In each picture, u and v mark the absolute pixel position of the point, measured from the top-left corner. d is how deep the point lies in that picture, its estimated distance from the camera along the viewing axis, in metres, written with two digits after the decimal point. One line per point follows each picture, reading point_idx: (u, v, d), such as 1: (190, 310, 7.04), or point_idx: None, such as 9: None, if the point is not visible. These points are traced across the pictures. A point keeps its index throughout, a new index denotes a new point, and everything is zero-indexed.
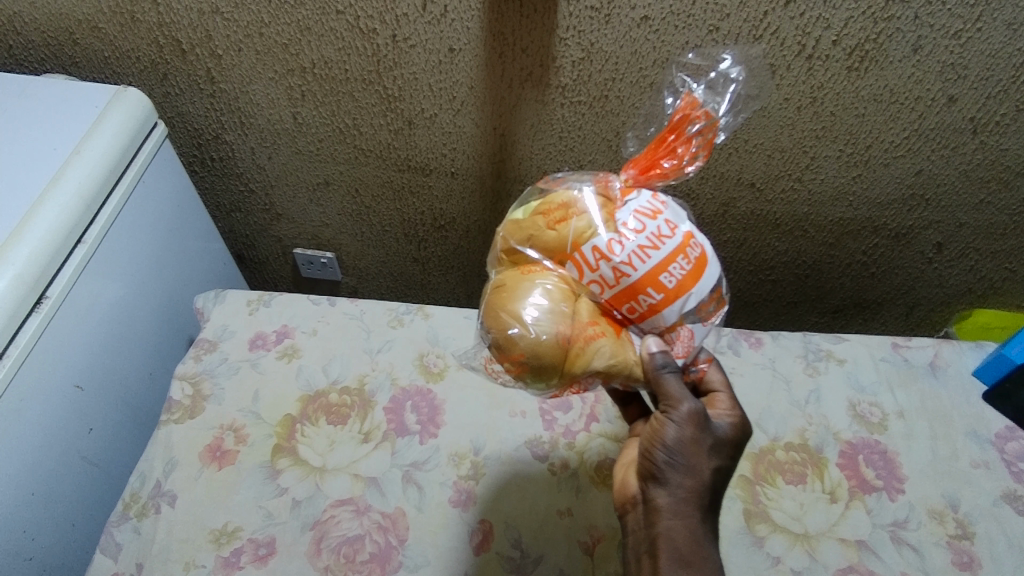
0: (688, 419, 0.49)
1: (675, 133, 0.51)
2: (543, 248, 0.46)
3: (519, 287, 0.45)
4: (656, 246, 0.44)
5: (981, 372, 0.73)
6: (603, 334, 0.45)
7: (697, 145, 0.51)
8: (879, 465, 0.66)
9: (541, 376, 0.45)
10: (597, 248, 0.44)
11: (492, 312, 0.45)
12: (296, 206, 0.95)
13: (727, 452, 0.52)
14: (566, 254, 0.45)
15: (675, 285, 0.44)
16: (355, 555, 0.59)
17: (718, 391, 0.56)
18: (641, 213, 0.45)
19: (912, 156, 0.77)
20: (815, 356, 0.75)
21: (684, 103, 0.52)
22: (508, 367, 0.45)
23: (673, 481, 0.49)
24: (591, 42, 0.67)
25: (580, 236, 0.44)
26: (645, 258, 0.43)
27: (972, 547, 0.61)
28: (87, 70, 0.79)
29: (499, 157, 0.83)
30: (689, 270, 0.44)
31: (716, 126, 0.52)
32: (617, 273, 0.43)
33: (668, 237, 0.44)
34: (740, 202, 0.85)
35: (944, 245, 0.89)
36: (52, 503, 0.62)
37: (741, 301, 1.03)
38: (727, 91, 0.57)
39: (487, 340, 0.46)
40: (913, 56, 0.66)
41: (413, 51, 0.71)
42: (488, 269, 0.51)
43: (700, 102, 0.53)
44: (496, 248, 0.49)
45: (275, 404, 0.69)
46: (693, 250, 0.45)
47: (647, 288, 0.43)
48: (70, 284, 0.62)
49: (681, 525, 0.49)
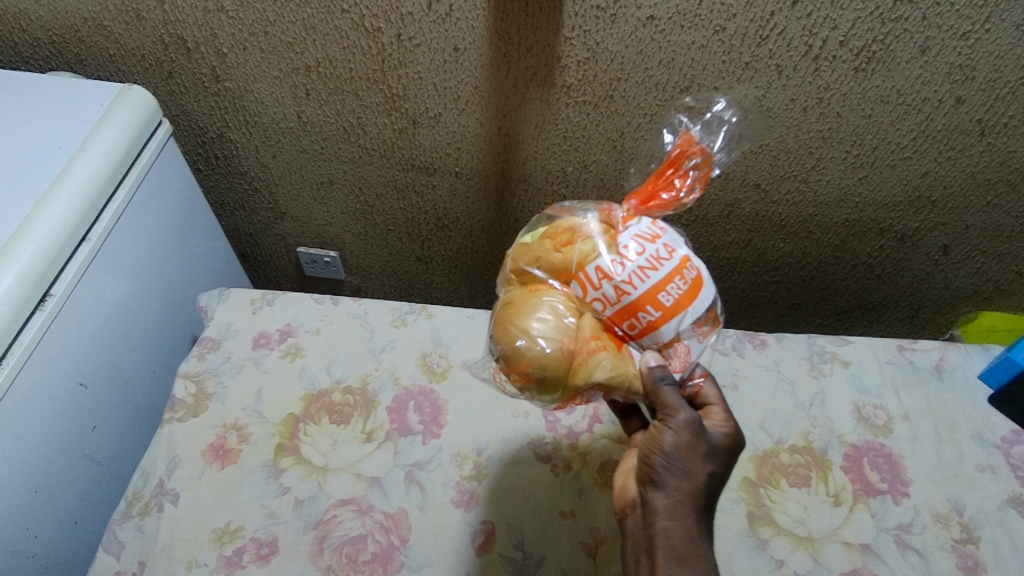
0: (684, 427, 0.49)
1: (674, 167, 0.52)
2: (549, 268, 0.46)
3: (526, 304, 0.45)
4: (655, 267, 0.44)
5: (987, 376, 0.73)
6: (605, 347, 0.44)
7: (693, 179, 0.52)
8: (884, 468, 0.66)
9: (545, 388, 0.45)
10: (600, 268, 0.44)
11: (500, 326, 0.45)
12: (300, 205, 0.95)
13: (722, 458, 0.52)
14: (571, 273, 0.45)
15: (673, 303, 0.44)
16: (357, 555, 0.59)
17: (713, 403, 0.56)
18: (641, 237, 0.45)
19: (919, 158, 0.77)
20: (820, 357, 0.75)
21: (682, 139, 0.53)
22: (514, 378, 0.46)
23: (669, 483, 0.49)
24: (597, 42, 0.67)
25: (584, 257, 0.44)
26: (644, 278, 0.43)
27: (977, 551, 0.61)
28: (92, 68, 0.79)
29: (503, 157, 0.82)
30: (687, 290, 0.44)
31: (711, 163, 0.54)
32: (618, 292, 0.43)
33: (667, 258, 0.44)
34: (745, 203, 0.85)
35: (950, 247, 0.88)
36: (55, 501, 0.63)
37: (746, 302, 1.03)
38: (721, 130, 0.59)
39: (495, 352, 0.47)
40: (921, 57, 0.66)
41: (418, 50, 0.70)
42: (497, 290, 0.51)
43: (696, 140, 0.55)
44: (504, 269, 0.50)
45: (278, 403, 0.68)
46: (690, 271, 0.45)
47: (646, 306, 0.43)
48: (75, 281, 0.62)
49: (679, 527, 0.48)
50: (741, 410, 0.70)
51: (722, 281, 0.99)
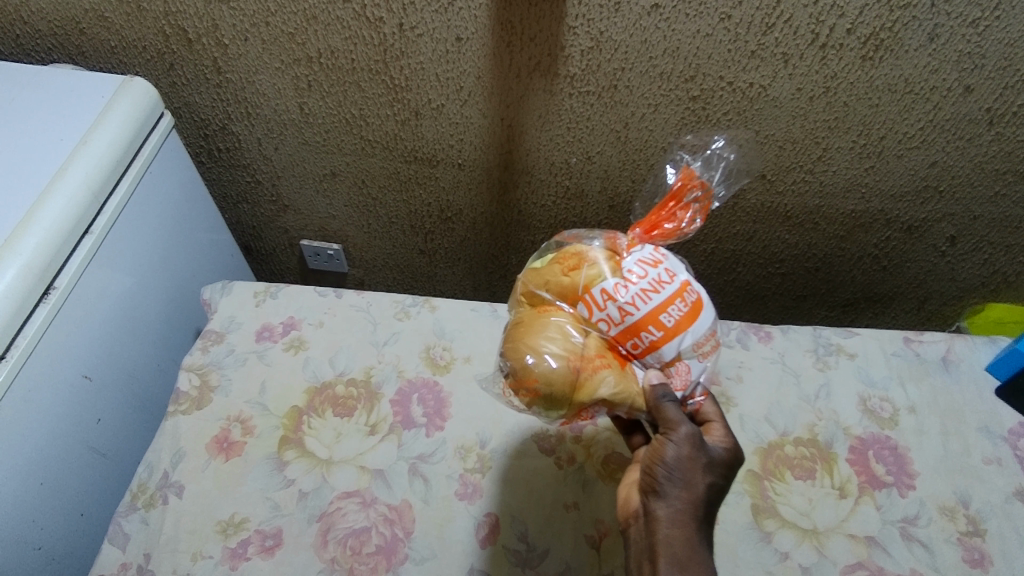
0: (685, 439, 0.49)
1: (676, 200, 0.56)
2: (558, 290, 0.50)
3: (535, 324, 0.49)
4: (657, 290, 0.48)
5: (994, 367, 0.72)
6: (609, 365, 0.48)
7: (695, 210, 0.57)
8: (889, 460, 0.66)
9: (552, 404, 0.48)
10: (605, 290, 0.48)
11: (511, 345, 0.49)
12: (303, 197, 0.95)
13: (721, 471, 0.51)
14: (578, 295, 0.49)
15: (673, 324, 0.48)
16: (362, 547, 0.59)
17: (713, 420, 0.55)
18: (644, 262, 0.49)
19: (927, 148, 0.76)
20: (826, 350, 0.74)
21: (684, 173, 0.58)
22: (523, 394, 0.49)
23: (671, 493, 0.49)
24: (601, 30, 0.66)
25: (590, 280, 0.49)
26: (646, 300, 0.47)
27: (983, 543, 0.61)
28: (94, 60, 0.78)
29: (506, 148, 0.82)
30: (687, 311, 0.48)
31: (709, 195, 0.59)
32: (622, 313, 0.47)
33: (668, 283, 0.48)
34: (750, 194, 0.84)
35: (957, 239, 0.87)
36: (62, 493, 0.63)
37: (750, 295, 1.02)
38: (720, 166, 0.64)
39: (505, 370, 0.50)
40: (930, 45, 0.65)
41: (421, 40, 0.70)
42: (508, 311, 0.55)
43: (696, 174, 0.60)
44: (516, 292, 0.54)
45: (282, 396, 0.68)
46: (690, 295, 0.49)
47: (649, 326, 0.47)
48: (78, 274, 0.62)
49: (681, 534, 0.48)
50: (745, 404, 0.69)
51: (727, 272, 0.98)
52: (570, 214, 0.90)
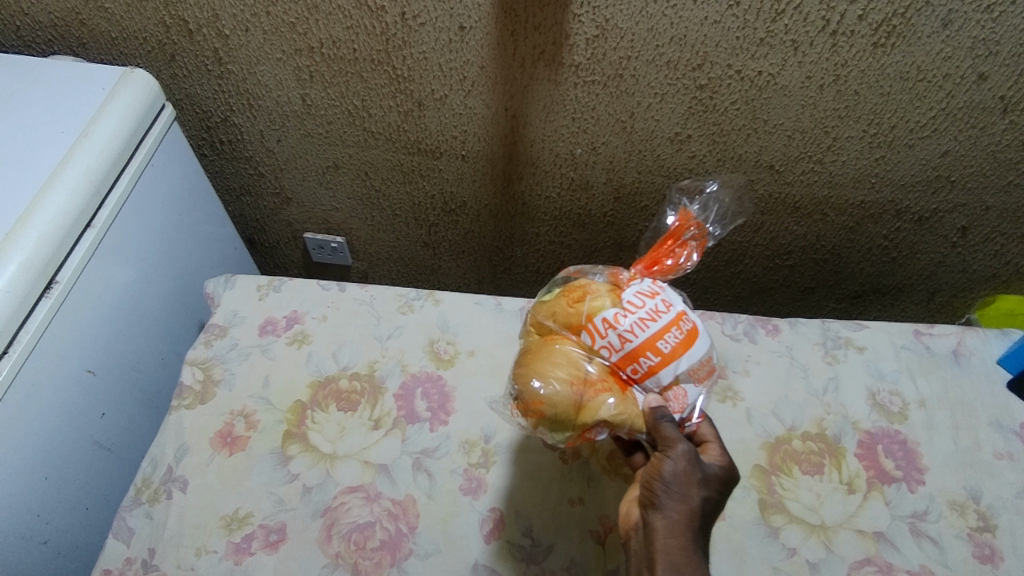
0: (682, 455, 0.49)
1: (673, 238, 0.58)
2: (563, 320, 0.51)
3: (541, 351, 0.50)
4: (654, 318, 0.49)
5: (1006, 361, 0.71)
6: (610, 388, 0.49)
7: (693, 247, 0.59)
8: (899, 455, 0.65)
9: (557, 426, 0.48)
10: (606, 319, 0.49)
11: (520, 371, 0.50)
12: (306, 189, 0.94)
13: (716, 485, 0.51)
14: (581, 324, 0.50)
15: (670, 350, 0.49)
16: (366, 542, 0.59)
17: (709, 440, 0.54)
18: (642, 293, 0.51)
19: (939, 137, 0.74)
20: (834, 343, 0.73)
21: (680, 215, 0.60)
22: (530, 417, 0.49)
23: (667, 505, 0.48)
24: (607, 17, 0.65)
25: (593, 310, 0.50)
26: (644, 327, 0.49)
27: (993, 539, 0.60)
28: (95, 51, 0.78)
29: (510, 140, 0.81)
30: (682, 339, 0.49)
31: (705, 234, 0.61)
32: (622, 340, 0.49)
33: (664, 312, 0.50)
34: (759, 183, 0.83)
35: (968, 229, 0.86)
36: (65, 487, 0.63)
37: (758, 287, 1.01)
38: (716, 207, 0.66)
39: (514, 394, 0.51)
40: (943, 31, 0.63)
41: (423, 29, 0.69)
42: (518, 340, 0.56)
43: (693, 216, 0.62)
44: (525, 323, 0.55)
45: (286, 390, 0.68)
46: (685, 323, 0.50)
47: (647, 352, 0.48)
48: (80, 268, 0.62)
49: (678, 544, 0.47)
50: (752, 398, 0.68)
51: (735, 264, 0.97)
52: (575, 206, 0.89)
